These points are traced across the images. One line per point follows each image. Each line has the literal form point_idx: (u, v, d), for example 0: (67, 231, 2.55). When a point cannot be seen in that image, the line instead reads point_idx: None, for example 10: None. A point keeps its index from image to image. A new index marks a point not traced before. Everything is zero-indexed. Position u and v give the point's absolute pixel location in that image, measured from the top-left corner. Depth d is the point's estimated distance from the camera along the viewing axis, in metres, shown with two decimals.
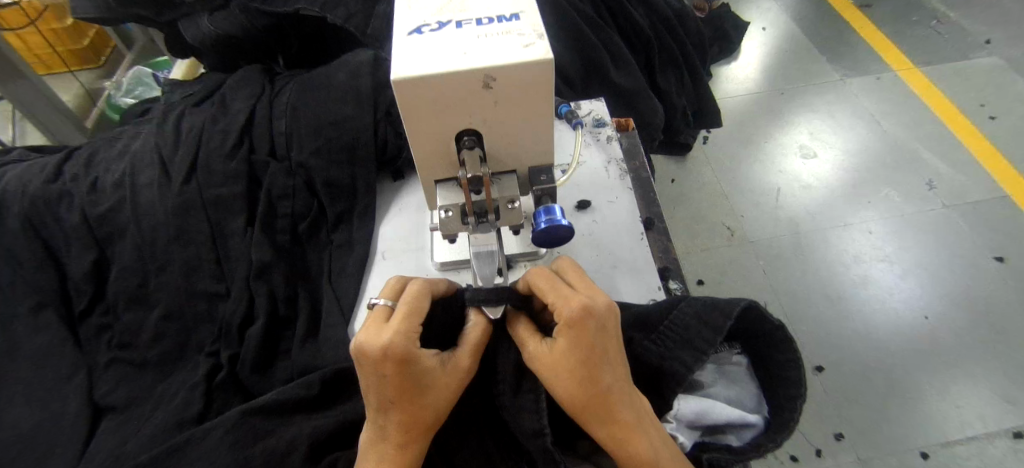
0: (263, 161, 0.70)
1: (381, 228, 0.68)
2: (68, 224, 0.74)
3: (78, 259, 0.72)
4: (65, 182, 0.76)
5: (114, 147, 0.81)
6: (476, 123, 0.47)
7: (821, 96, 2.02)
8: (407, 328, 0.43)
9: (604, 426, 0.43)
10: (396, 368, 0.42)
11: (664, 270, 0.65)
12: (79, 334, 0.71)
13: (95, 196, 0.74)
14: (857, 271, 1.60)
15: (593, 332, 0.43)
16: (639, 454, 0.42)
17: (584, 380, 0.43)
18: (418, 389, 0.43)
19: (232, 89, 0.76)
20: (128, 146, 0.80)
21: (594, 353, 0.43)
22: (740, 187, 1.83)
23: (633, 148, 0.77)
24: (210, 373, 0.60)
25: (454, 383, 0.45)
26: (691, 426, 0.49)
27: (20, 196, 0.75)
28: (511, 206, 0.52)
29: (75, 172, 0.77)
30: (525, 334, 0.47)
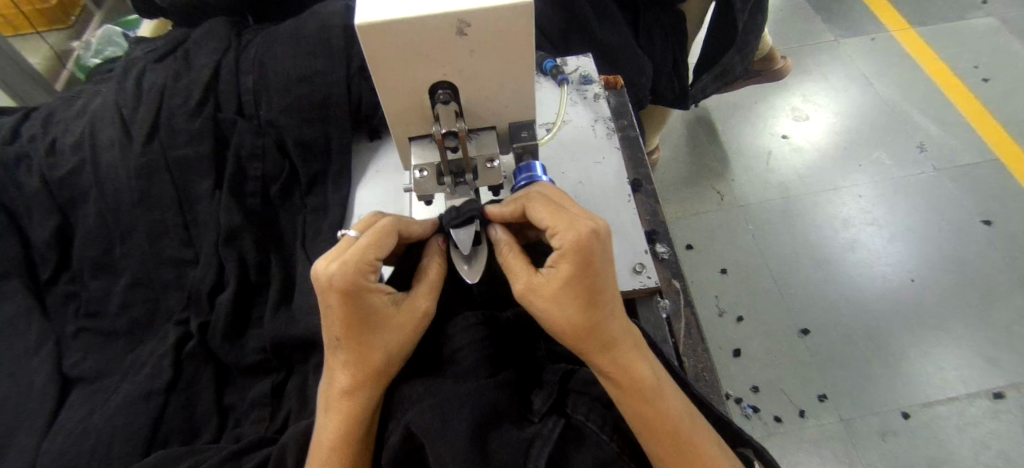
0: (230, 120, 0.66)
1: (358, 191, 0.65)
2: (27, 189, 0.70)
3: (40, 226, 0.69)
4: (22, 144, 0.72)
5: (73, 106, 0.76)
6: (451, 74, 0.44)
7: (815, 57, 1.98)
8: (357, 259, 0.42)
9: (603, 356, 0.44)
10: (340, 300, 0.41)
11: (651, 233, 0.63)
12: (46, 303, 0.69)
13: (55, 159, 0.70)
14: (846, 235, 1.59)
15: (598, 260, 0.42)
16: (642, 379, 0.43)
17: (588, 310, 0.43)
18: (366, 326, 0.43)
19: (196, 43, 0.72)
20: (86, 107, 0.75)
21: (595, 282, 0.43)
22: (731, 150, 1.80)
23: (621, 107, 0.74)
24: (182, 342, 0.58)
25: (411, 324, 0.45)
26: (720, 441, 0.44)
27: None
28: (489, 165, 0.48)
29: (33, 133, 0.73)
30: (516, 268, 0.46)
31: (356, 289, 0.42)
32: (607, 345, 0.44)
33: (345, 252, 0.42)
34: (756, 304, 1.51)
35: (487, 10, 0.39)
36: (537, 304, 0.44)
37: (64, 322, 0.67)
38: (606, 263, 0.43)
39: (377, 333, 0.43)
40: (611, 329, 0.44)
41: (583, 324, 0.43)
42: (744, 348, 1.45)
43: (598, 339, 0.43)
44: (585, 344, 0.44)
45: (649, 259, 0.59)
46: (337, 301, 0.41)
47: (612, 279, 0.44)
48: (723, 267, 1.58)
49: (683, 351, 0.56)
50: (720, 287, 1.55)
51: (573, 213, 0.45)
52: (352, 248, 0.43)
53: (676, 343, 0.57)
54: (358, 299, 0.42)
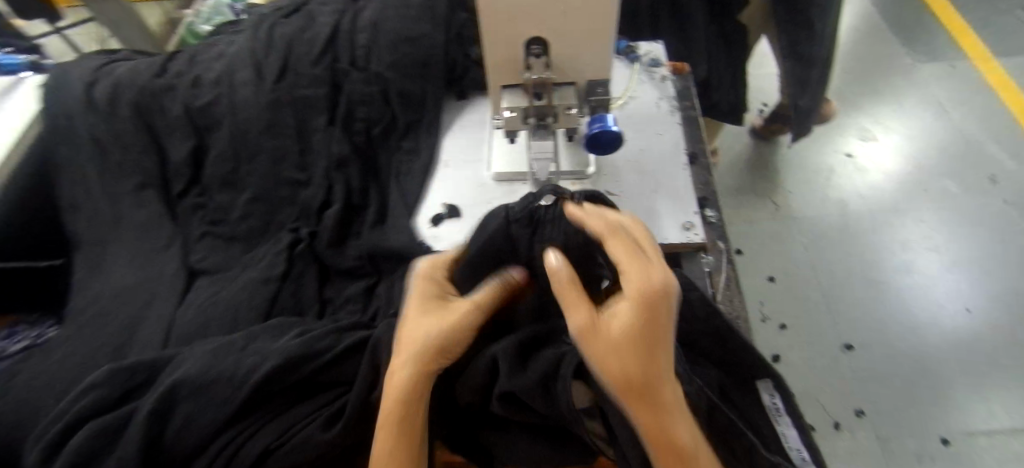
0: (345, 70, 0.77)
1: (444, 140, 0.75)
2: (171, 114, 0.83)
3: (180, 146, 0.83)
4: (169, 77, 0.86)
5: (212, 51, 0.90)
6: (545, 31, 0.52)
7: (888, 79, 1.96)
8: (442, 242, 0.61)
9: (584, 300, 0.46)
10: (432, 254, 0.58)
11: (702, 200, 0.69)
12: (178, 211, 0.82)
13: (196, 91, 0.83)
14: (902, 257, 1.58)
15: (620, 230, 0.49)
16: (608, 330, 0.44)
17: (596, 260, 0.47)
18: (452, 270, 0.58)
19: (320, 5, 0.84)
20: (223, 53, 0.89)
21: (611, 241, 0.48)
22: (791, 163, 1.81)
23: (685, 90, 0.81)
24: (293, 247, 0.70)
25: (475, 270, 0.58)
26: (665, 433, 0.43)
27: (132, 87, 0.85)
28: (568, 112, 0.57)
29: (179, 69, 0.87)
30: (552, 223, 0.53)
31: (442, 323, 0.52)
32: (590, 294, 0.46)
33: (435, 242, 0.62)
34: (800, 313, 1.52)
35: None
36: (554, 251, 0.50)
37: (195, 231, 0.81)
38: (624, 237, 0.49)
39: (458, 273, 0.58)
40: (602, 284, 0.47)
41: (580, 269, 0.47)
42: (783, 353, 1.46)
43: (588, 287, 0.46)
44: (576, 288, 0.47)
45: (698, 219, 0.66)
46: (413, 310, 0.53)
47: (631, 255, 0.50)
48: (770, 275, 1.60)
49: (720, 301, 0.63)
50: (765, 293, 1.57)
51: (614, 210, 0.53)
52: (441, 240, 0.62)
53: (715, 294, 0.63)
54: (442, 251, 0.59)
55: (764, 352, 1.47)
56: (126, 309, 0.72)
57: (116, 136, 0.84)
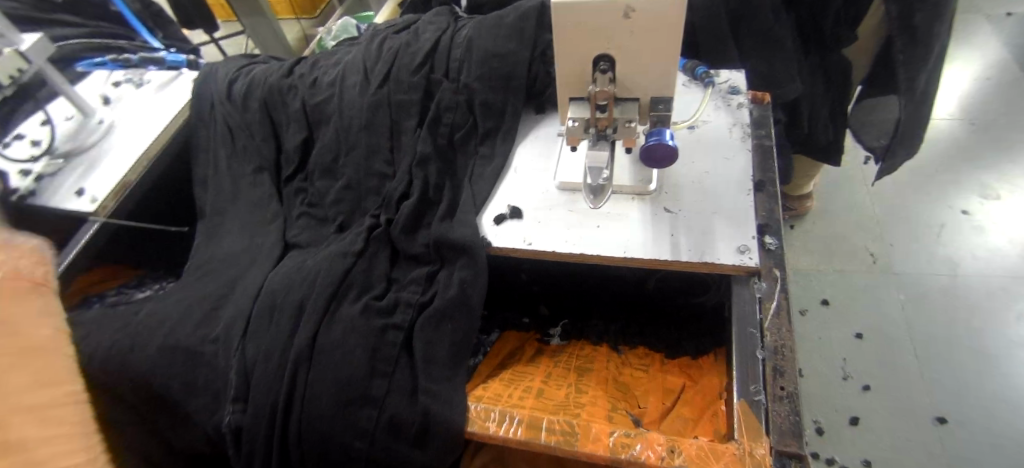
0: (438, 80, 0.86)
1: (518, 149, 0.82)
2: (290, 109, 0.97)
3: (293, 137, 0.96)
4: (293, 78, 1.00)
5: (332, 58, 1.03)
6: (612, 48, 0.57)
7: (1020, 134, 1.77)
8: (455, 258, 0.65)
9: None
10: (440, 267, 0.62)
11: (764, 226, 0.69)
12: (283, 192, 0.94)
13: (313, 91, 0.96)
14: (1018, 330, 1.41)
15: None
16: None
17: None
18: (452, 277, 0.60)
19: (425, 23, 0.94)
20: (339, 61, 1.02)
21: None
22: (895, 214, 1.68)
23: (763, 118, 0.81)
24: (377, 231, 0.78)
25: None
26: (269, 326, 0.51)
27: (264, 85, 1.00)
28: (628, 125, 0.60)
29: (302, 72, 1.01)
30: None
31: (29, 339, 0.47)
32: None
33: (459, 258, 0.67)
34: (887, 375, 1.39)
35: None
36: None
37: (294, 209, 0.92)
38: None
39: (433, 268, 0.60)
40: None
41: None
42: (862, 416, 1.34)
43: None
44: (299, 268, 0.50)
45: (755, 244, 0.66)
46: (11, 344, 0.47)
47: None
48: (859, 331, 1.48)
49: (768, 327, 0.61)
50: (848, 348, 1.45)
51: None
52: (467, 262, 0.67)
53: (763, 319, 0.62)
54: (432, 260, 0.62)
55: (840, 411, 1.36)
56: (230, 269, 0.85)
57: (247, 125, 0.99)
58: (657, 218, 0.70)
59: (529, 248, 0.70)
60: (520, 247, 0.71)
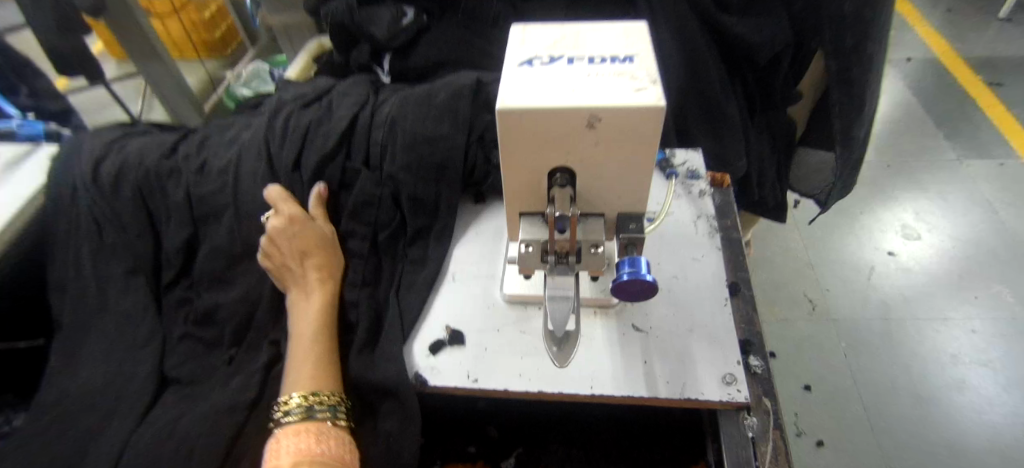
0: (357, 168, 0.72)
1: (455, 250, 0.69)
2: (170, 198, 0.79)
3: (174, 233, 0.77)
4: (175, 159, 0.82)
5: (226, 133, 0.86)
6: (572, 161, 0.46)
7: (932, 175, 1.86)
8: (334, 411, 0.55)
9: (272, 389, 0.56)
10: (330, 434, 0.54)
11: (745, 343, 0.60)
12: (163, 303, 0.76)
13: (201, 177, 0.79)
14: (953, 372, 1.42)
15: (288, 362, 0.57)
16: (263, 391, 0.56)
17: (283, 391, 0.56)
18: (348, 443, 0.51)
19: (339, 95, 0.80)
20: (236, 137, 0.86)
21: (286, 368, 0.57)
22: (829, 258, 1.69)
23: (726, 206, 0.73)
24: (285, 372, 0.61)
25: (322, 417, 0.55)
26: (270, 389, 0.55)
27: (137, 168, 0.81)
28: (595, 250, 0.50)
29: (186, 151, 0.83)
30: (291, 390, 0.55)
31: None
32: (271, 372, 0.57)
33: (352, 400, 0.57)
34: (841, 430, 1.36)
35: (620, 109, 0.41)
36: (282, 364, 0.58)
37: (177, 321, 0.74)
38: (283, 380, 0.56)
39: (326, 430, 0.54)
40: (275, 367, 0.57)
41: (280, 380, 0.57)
42: None
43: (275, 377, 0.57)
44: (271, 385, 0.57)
45: (741, 370, 0.56)
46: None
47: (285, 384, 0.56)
48: (807, 384, 1.44)
49: None
50: (801, 404, 1.41)
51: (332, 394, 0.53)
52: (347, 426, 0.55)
53: (760, 467, 0.52)
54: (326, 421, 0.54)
55: None
56: (89, 417, 0.65)
57: (114, 218, 0.80)
58: (626, 340, 0.59)
59: (475, 386, 0.57)
60: (463, 386, 0.57)
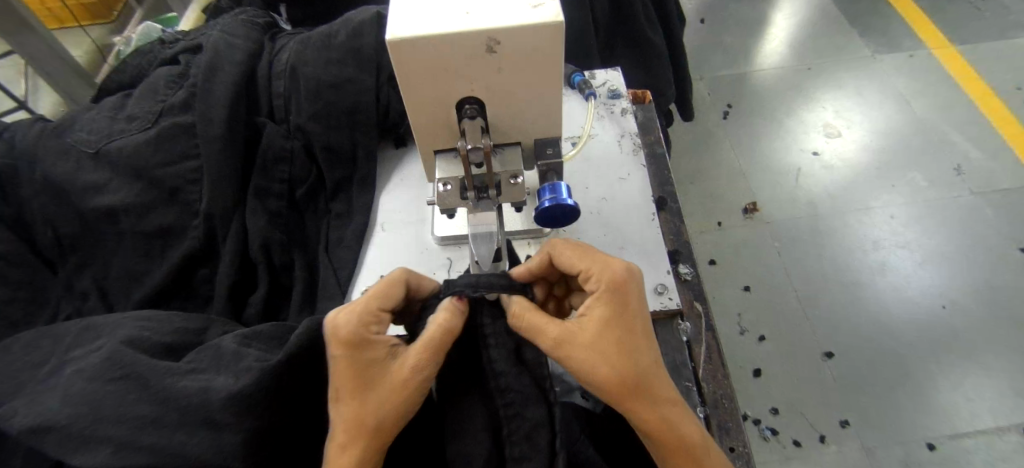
0: (262, 124, 0.67)
1: (382, 199, 0.67)
2: (35, 179, 0.68)
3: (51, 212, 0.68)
4: (42, 131, 0.72)
5: (99, 105, 0.76)
6: (479, 90, 0.44)
7: (849, 72, 1.91)
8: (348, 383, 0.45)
9: (368, 357, 0.45)
10: (352, 378, 0.45)
11: (674, 254, 0.63)
12: (57, 274, 0.67)
13: (78, 155, 0.69)
14: (876, 257, 1.53)
15: (360, 352, 0.45)
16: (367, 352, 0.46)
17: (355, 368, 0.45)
18: (367, 380, 0.45)
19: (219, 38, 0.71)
20: (110, 104, 0.76)
21: (363, 379, 0.45)
22: (759, 164, 1.74)
23: (648, 123, 0.73)
24: (163, 447, 0.42)
25: (400, 389, 0.45)
26: (179, 389, 0.44)
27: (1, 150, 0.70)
28: (513, 182, 0.49)
29: (57, 122, 0.74)
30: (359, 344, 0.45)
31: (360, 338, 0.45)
32: (368, 346, 0.45)
33: (370, 394, 0.44)
34: (780, 321, 1.46)
35: (519, 29, 0.39)
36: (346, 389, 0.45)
37: (80, 309, 0.66)
38: (371, 372, 0.45)
39: (372, 389, 0.45)
40: (376, 360, 0.46)
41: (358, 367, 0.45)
42: (764, 367, 1.41)
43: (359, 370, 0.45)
44: (360, 339, 0.45)
45: (672, 280, 0.58)
46: (342, 351, 0.45)
47: (352, 371, 0.45)
48: (747, 285, 1.53)
49: (702, 378, 0.55)
50: (741, 303, 1.51)
51: (377, 353, 0.46)
52: (399, 383, 0.45)
53: (695, 367, 0.56)
54: (370, 360, 0.45)
55: (744, 366, 1.41)
56: None
57: None
58: None
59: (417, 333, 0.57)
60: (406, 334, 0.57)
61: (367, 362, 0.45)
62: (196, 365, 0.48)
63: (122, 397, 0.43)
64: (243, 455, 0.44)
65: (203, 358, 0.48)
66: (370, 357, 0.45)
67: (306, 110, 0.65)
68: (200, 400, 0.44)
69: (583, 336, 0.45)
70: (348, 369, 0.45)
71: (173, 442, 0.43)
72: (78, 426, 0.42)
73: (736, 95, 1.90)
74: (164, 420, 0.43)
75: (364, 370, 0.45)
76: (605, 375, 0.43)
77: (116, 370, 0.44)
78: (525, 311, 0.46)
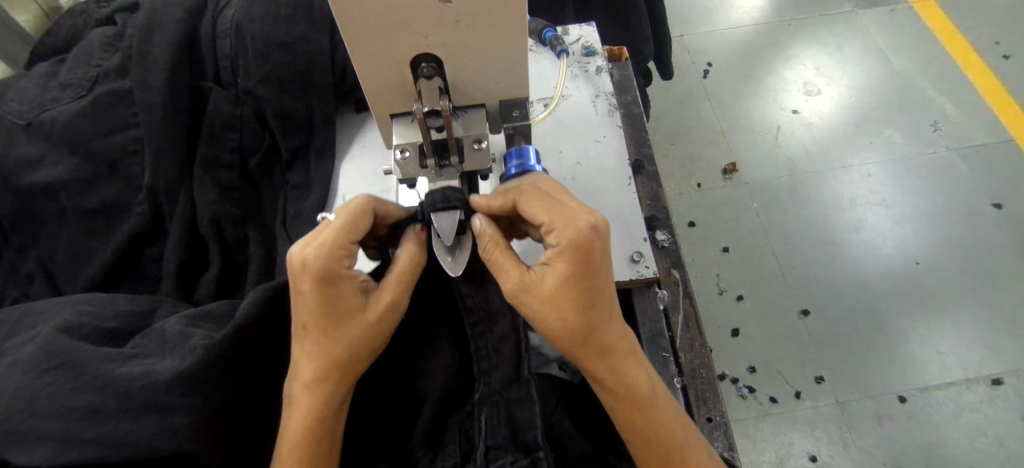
0: (208, 88, 0.62)
1: (342, 167, 0.63)
2: None
3: None
4: None
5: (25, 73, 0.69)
6: (435, 46, 0.39)
7: (831, 28, 1.87)
8: (316, 318, 0.42)
9: (336, 293, 0.43)
10: (318, 313, 0.42)
11: (652, 220, 0.60)
12: None
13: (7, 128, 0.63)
14: (853, 216, 1.54)
15: (331, 287, 0.42)
16: (339, 287, 0.43)
17: (325, 305, 0.42)
18: (335, 318, 0.42)
19: None
20: (38, 71, 0.69)
21: (331, 317, 0.42)
22: (739, 123, 1.72)
23: (624, 81, 0.70)
24: (105, 438, 0.39)
25: (371, 325, 0.44)
26: (118, 374, 0.41)
27: None
28: (477, 146, 0.45)
29: None
30: (330, 276, 0.42)
31: (331, 273, 0.42)
32: (337, 282, 0.42)
33: (341, 331, 0.43)
34: (758, 282, 1.47)
35: None
36: (313, 326, 0.42)
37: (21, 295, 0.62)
38: (341, 309, 0.43)
39: (340, 327, 0.43)
40: (347, 296, 0.43)
41: (326, 304, 0.42)
42: (742, 327, 1.42)
43: (328, 308, 0.42)
44: (331, 270, 0.42)
45: (648, 247, 0.56)
46: (310, 286, 0.41)
47: (318, 308, 0.42)
48: (726, 246, 1.53)
49: (679, 347, 0.54)
50: (721, 265, 1.51)
51: (349, 286, 0.43)
52: (373, 317, 0.44)
53: (672, 336, 0.54)
54: (337, 293, 0.43)
55: (723, 327, 1.43)
56: None
57: None
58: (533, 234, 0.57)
59: None
60: None
61: (338, 297, 0.43)
62: (141, 351, 0.44)
63: (56, 387, 0.40)
64: (196, 435, 0.40)
65: (147, 344, 0.45)
66: (342, 292, 0.43)
67: (254, 71, 0.60)
68: (141, 384, 0.40)
69: (544, 287, 0.42)
70: (315, 303, 0.42)
71: (115, 432, 0.39)
72: (11, 422, 0.38)
73: (717, 53, 1.85)
74: (104, 408, 0.39)
75: (333, 306, 0.42)
76: (558, 327, 0.42)
77: (46, 362, 0.40)
78: (491, 247, 0.43)
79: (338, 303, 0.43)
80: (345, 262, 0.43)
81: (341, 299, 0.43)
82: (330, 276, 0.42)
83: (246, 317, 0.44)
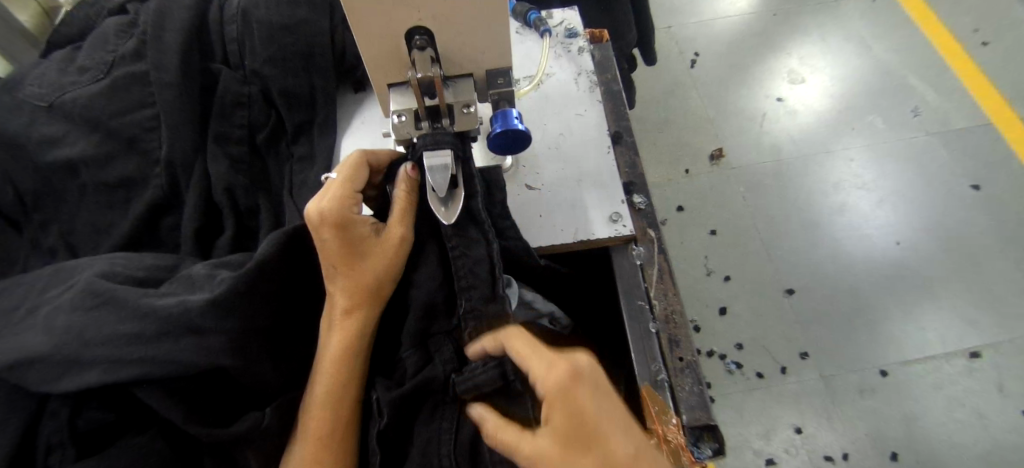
0: (217, 70, 0.67)
1: (344, 142, 0.68)
2: None
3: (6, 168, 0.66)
4: None
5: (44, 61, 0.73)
6: (426, 19, 0.44)
7: (814, 18, 1.93)
8: (340, 256, 0.50)
9: (352, 233, 0.51)
10: (344, 249, 0.50)
11: (630, 185, 0.65)
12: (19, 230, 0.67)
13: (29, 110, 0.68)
14: (836, 199, 1.59)
15: (348, 230, 0.50)
16: (355, 229, 0.51)
17: (345, 244, 0.50)
18: (358, 252, 0.51)
19: None
20: (56, 59, 0.73)
21: (353, 251, 0.50)
22: (726, 111, 1.77)
23: (605, 60, 0.75)
24: (150, 356, 0.44)
25: (389, 253, 0.51)
26: (155, 305, 0.46)
27: None
28: (466, 110, 0.50)
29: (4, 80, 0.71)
30: (342, 220, 0.50)
31: (344, 217, 0.50)
32: (350, 225, 0.51)
33: (365, 262, 0.51)
34: (745, 263, 1.52)
35: None
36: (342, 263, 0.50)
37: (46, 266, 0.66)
38: (361, 246, 0.51)
39: (364, 258, 0.51)
40: (364, 235, 0.51)
41: (348, 243, 0.50)
42: (729, 306, 1.47)
43: (349, 245, 0.50)
44: (342, 215, 0.50)
45: (625, 208, 0.61)
46: (331, 231, 0.50)
47: (343, 247, 0.50)
48: (713, 229, 1.59)
49: (655, 298, 0.59)
50: (708, 247, 1.56)
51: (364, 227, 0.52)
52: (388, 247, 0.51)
53: (648, 288, 0.59)
54: (353, 232, 0.51)
55: (710, 306, 1.48)
56: None
57: None
58: (521, 198, 0.62)
59: None
60: None
61: (355, 236, 0.51)
62: (171, 291, 0.49)
63: (103, 319, 0.45)
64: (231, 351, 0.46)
65: (176, 287, 0.50)
66: (358, 231, 0.51)
67: (260, 53, 0.65)
68: (177, 310, 0.46)
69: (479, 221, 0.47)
70: (339, 245, 0.50)
71: (158, 351, 0.44)
72: (64, 352, 0.44)
73: (703, 44, 1.91)
74: (146, 333, 0.45)
75: (353, 242, 0.51)
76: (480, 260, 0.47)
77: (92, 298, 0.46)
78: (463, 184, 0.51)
79: (356, 240, 0.51)
80: (353, 208, 0.51)
81: (359, 237, 0.51)
82: (344, 219, 0.50)
83: (266, 252, 0.49)
